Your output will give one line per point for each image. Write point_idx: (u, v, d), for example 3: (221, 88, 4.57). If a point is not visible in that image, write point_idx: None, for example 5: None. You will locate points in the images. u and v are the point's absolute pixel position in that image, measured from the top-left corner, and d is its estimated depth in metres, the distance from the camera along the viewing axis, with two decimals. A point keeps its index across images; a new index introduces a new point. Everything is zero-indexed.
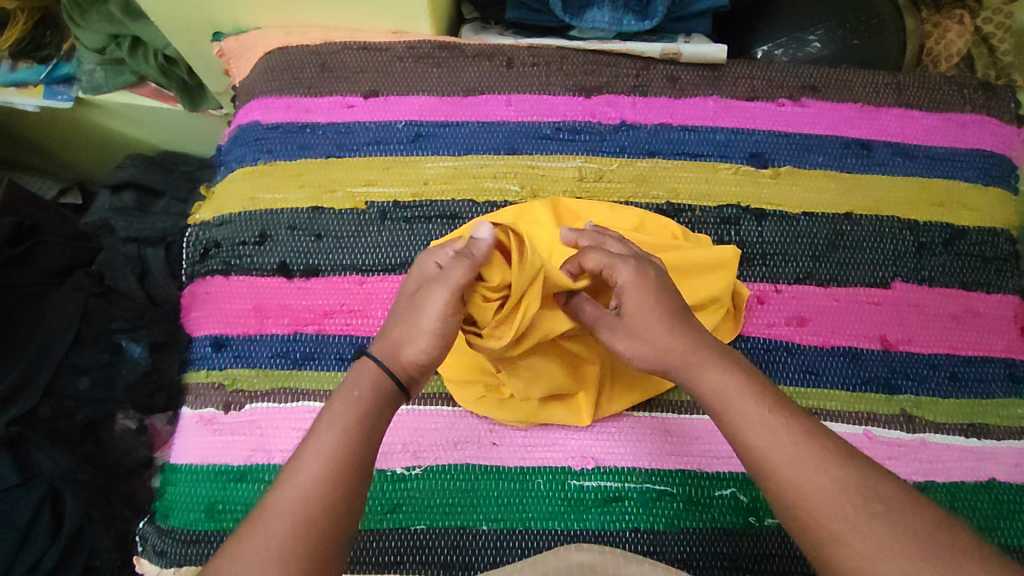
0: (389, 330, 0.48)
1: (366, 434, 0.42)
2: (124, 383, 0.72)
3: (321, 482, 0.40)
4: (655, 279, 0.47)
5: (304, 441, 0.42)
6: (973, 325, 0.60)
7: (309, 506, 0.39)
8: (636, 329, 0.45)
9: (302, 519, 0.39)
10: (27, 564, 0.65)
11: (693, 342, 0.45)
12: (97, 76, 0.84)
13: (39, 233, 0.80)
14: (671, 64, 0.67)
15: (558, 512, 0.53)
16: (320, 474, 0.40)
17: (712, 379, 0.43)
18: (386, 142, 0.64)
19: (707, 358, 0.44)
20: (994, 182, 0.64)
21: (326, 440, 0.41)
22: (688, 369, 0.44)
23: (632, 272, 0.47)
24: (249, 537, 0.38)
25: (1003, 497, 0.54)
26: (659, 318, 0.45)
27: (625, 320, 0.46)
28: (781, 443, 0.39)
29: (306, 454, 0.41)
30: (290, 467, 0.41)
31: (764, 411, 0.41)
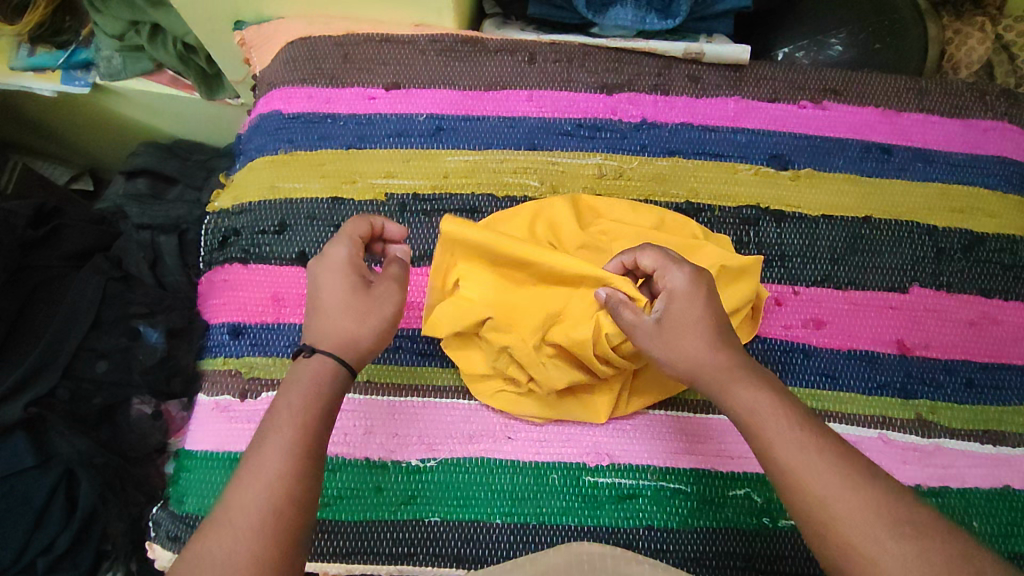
0: (314, 326, 0.46)
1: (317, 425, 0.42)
2: (141, 368, 0.73)
3: (276, 477, 0.39)
4: (705, 289, 0.46)
5: (254, 443, 0.41)
6: (991, 332, 0.60)
7: (266, 495, 0.38)
8: (672, 338, 0.45)
9: (261, 512, 0.38)
10: (41, 545, 0.65)
11: (729, 358, 0.44)
12: (115, 63, 0.85)
13: (59, 217, 0.80)
14: (694, 64, 0.67)
15: (571, 507, 0.54)
16: (275, 467, 0.39)
17: (744, 397, 0.42)
18: (407, 135, 0.64)
19: (740, 375, 0.43)
20: (1013, 190, 0.65)
21: (273, 438, 0.40)
22: (720, 386, 0.43)
23: (684, 278, 0.46)
24: (215, 534, 0.37)
25: (1015, 505, 0.54)
26: (699, 332, 0.45)
27: (661, 326, 0.45)
28: (813, 464, 0.39)
29: (268, 446, 0.40)
30: (248, 460, 0.40)
31: (792, 430, 0.41)
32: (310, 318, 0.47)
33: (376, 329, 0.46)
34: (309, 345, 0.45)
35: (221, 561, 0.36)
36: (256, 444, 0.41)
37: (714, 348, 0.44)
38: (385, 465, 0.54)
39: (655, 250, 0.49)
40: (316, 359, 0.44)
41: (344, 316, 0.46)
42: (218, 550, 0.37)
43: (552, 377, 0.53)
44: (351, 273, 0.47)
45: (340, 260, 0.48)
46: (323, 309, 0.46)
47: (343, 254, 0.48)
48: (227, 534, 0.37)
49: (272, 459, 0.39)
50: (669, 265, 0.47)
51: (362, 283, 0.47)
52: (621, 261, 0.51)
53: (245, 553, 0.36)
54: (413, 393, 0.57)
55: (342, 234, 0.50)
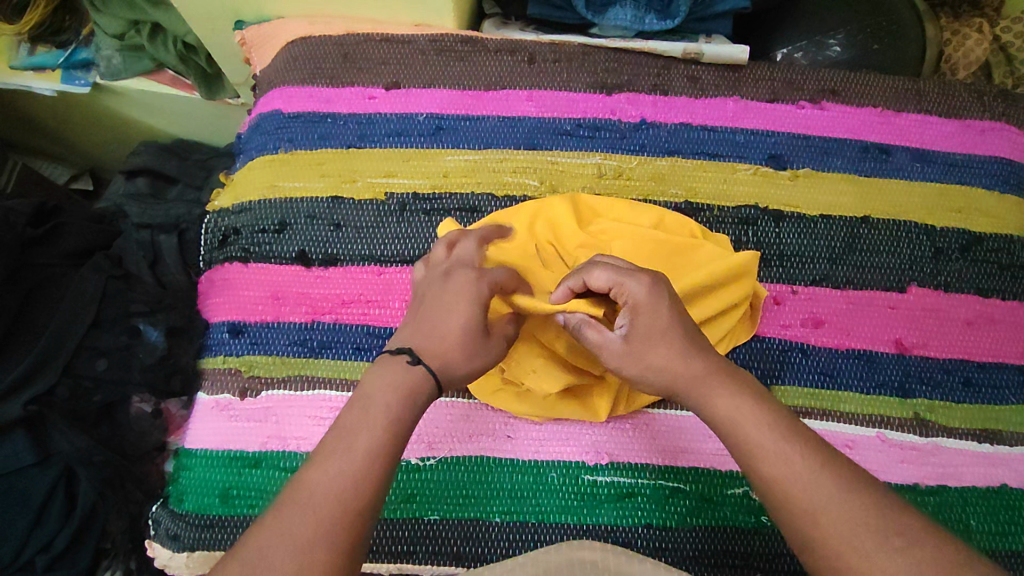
0: (425, 338, 0.44)
1: (401, 427, 0.40)
2: (140, 366, 0.72)
3: (359, 478, 0.38)
4: (666, 296, 0.46)
5: (334, 436, 0.40)
6: (988, 331, 0.60)
7: (345, 496, 0.37)
8: (641, 353, 0.45)
9: (339, 514, 0.36)
10: (40, 543, 0.66)
11: (705, 365, 0.44)
12: (114, 62, 0.84)
13: (60, 215, 0.80)
14: (693, 64, 0.68)
15: (571, 506, 0.54)
16: (355, 467, 0.38)
17: (723, 405, 0.43)
18: (408, 134, 0.64)
19: (718, 383, 0.44)
20: (1011, 190, 0.65)
21: (358, 437, 0.39)
22: (698, 396, 0.44)
23: (643, 289, 0.45)
24: (292, 516, 0.36)
25: (1013, 503, 0.55)
26: (670, 343, 0.45)
27: (631, 345, 0.45)
28: (795, 471, 0.39)
29: (358, 432, 0.39)
30: (336, 442, 0.39)
31: (775, 434, 0.41)
32: (422, 322, 0.45)
33: (472, 376, 0.45)
34: (416, 354, 0.43)
35: (299, 541, 0.35)
36: (348, 429, 0.40)
37: (688, 356, 0.44)
38: None
39: (604, 266, 0.47)
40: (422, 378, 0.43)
41: (457, 347, 0.44)
42: (296, 528, 0.36)
43: (536, 381, 0.54)
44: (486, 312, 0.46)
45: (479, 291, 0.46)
46: (446, 329, 0.45)
47: (484, 285, 0.46)
48: (306, 533, 0.36)
49: (356, 459, 0.38)
50: (625, 276, 0.46)
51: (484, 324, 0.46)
52: (568, 287, 0.49)
53: (323, 543, 0.35)
54: None
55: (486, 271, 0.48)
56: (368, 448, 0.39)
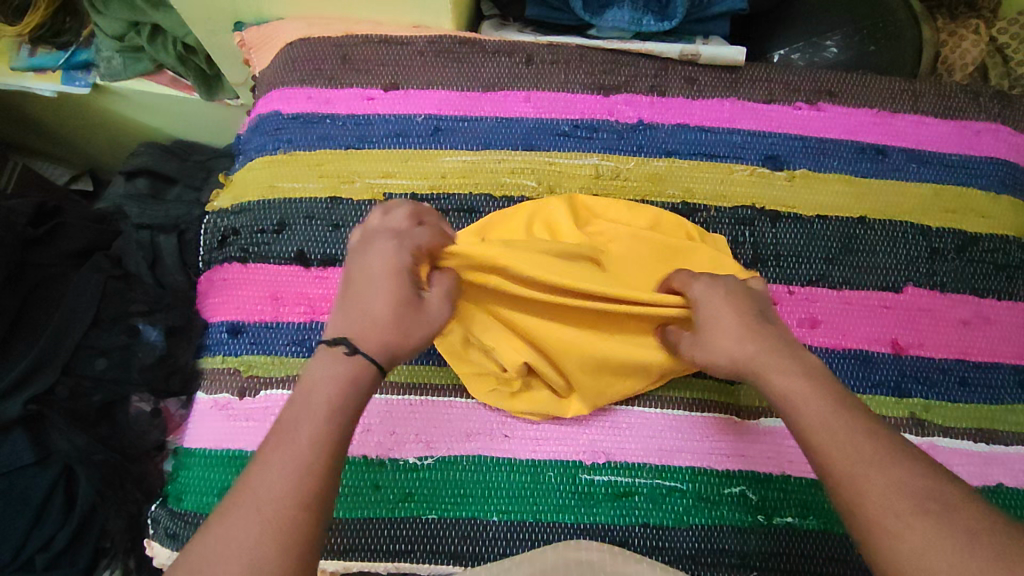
0: (351, 322, 0.44)
1: (343, 416, 0.41)
2: (139, 365, 0.73)
3: (304, 471, 0.38)
4: (727, 289, 0.49)
5: (277, 429, 0.40)
6: (984, 331, 0.60)
7: (291, 490, 0.37)
8: (708, 340, 0.48)
9: (283, 511, 0.36)
10: (40, 542, 0.66)
11: (763, 347, 0.45)
12: (115, 63, 0.85)
13: (60, 215, 0.81)
14: (690, 65, 0.68)
15: (569, 505, 0.54)
16: (300, 458, 0.38)
17: (778, 383, 0.44)
18: (406, 135, 0.65)
19: (775, 362, 0.44)
20: (1007, 191, 0.65)
21: (300, 429, 0.39)
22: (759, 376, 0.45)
23: (703, 286, 0.50)
24: (236, 516, 0.36)
25: (1009, 502, 0.55)
26: (730, 329, 0.47)
27: (698, 335, 0.49)
28: (842, 440, 0.39)
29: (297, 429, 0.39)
30: (276, 440, 0.39)
31: (823, 408, 0.41)
32: (343, 309, 0.45)
33: (415, 348, 0.46)
34: (352, 343, 0.43)
35: (246, 543, 0.35)
36: (287, 426, 0.40)
37: (744, 339, 0.46)
38: (384, 463, 0.55)
39: (683, 272, 0.53)
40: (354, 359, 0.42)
41: (390, 325, 0.44)
42: (238, 530, 0.36)
43: (507, 356, 0.54)
44: (408, 283, 0.46)
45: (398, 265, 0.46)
46: (369, 309, 0.44)
47: (403, 259, 0.47)
48: (252, 529, 0.36)
49: (296, 456, 0.38)
50: (691, 279, 0.51)
51: (414, 296, 0.46)
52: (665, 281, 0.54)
53: (268, 539, 0.35)
54: (410, 391, 0.57)
55: (403, 241, 0.48)
56: (309, 443, 0.39)
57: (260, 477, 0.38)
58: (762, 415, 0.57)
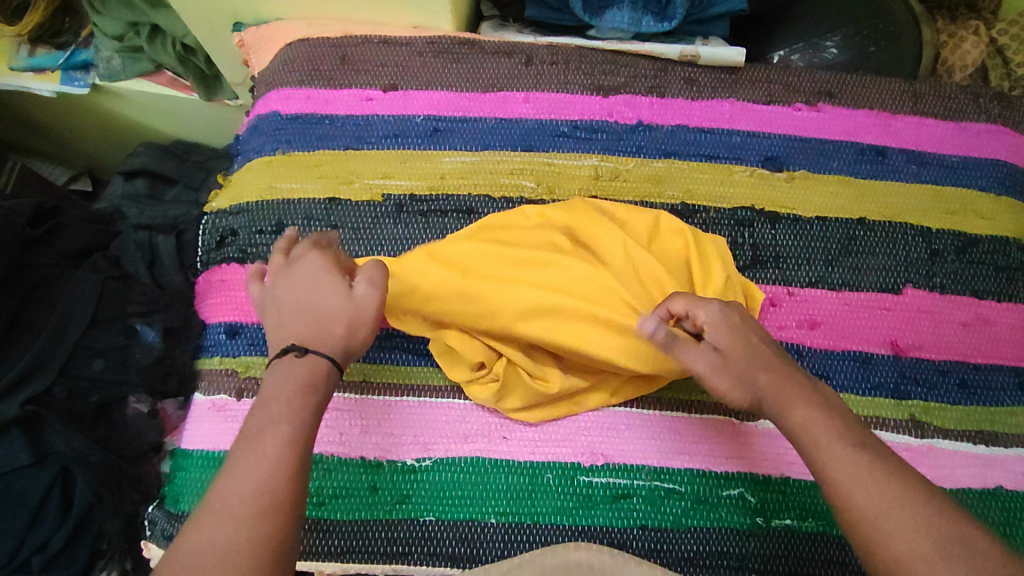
0: (291, 332, 0.45)
1: (307, 417, 0.41)
2: (137, 366, 0.73)
3: (270, 475, 0.38)
4: (740, 320, 0.47)
5: (244, 436, 0.40)
6: (984, 333, 0.60)
7: (261, 494, 0.38)
8: (731, 365, 0.46)
9: (258, 513, 0.37)
10: (35, 544, 0.66)
11: (781, 378, 0.45)
12: (114, 63, 0.85)
13: (59, 215, 0.81)
14: (689, 66, 0.68)
15: (566, 507, 0.54)
16: (267, 462, 0.39)
17: (800, 416, 0.43)
18: (405, 136, 0.64)
19: (793, 395, 0.44)
20: (1007, 192, 0.65)
21: (265, 433, 0.40)
22: (778, 407, 0.44)
23: (718, 310, 0.47)
24: (212, 520, 0.37)
25: (1009, 505, 0.55)
26: (749, 354, 0.46)
27: (719, 356, 0.46)
28: (860, 479, 0.39)
29: (263, 433, 0.40)
30: (244, 444, 0.40)
31: (847, 446, 0.41)
32: (276, 327, 0.46)
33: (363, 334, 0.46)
34: (301, 346, 0.44)
35: (225, 549, 0.36)
36: (253, 430, 0.40)
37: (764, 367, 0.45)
38: (381, 464, 0.55)
39: (680, 295, 0.49)
40: (307, 360, 0.43)
41: (330, 321, 0.45)
42: (215, 536, 0.36)
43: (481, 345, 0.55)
44: (335, 277, 0.47)
45: (323, 267, 0.47)
46: (304, 314, 0.45)
47: (326, 260, 0.48)
48: (227, 533, 0.36)
49: (265, 457, 0.39)
50: (701, 303, 0.47)
51: (343, 287, 0.46)
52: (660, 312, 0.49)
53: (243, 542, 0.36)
54: (408, 393, 0.57)
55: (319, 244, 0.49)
56: (276, 445, 0.40)
57: (228, 482, 0.38)
58: (762, 417, 0.56)
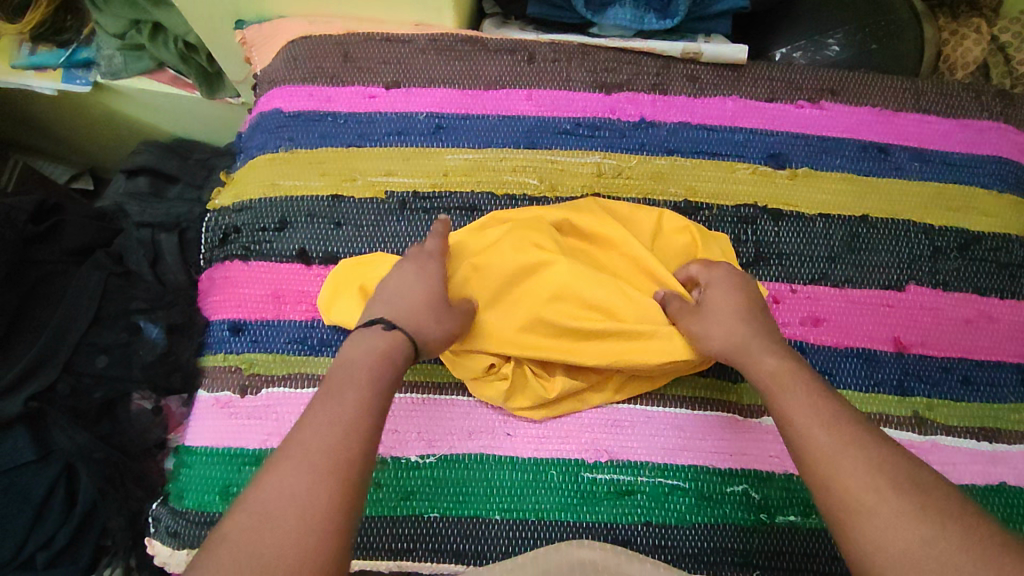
0: (389, 307, 0.49)
1: (380, 385, 0.43)
2: (141, 362, 0.73)
3: (349, 428, 0.39)
4: (741, 283, 0.53)
5: (323, 392, 0.42)
6: (986, 330, 0.60)
7: (335, 454, 0.38)
8: (710, 315, 0.51)
9: (333, 461, 0.38)
10: (40, 541, 0.66)
11: (751, 336, 0.49)
12: (116, 62, 0.85)
13: (61, 213, 0.81)
14: (691, 64, 0.68)
15: (570, 504, 0.54)
16: (346, 420, 0.40)
17: (768, 365, 0.47)
18: (407, 133, 0.65)
19: (759, 349, 0.48)
20: (1009, 189, 0.65)
21: (347, 390, 0.42)
22: (746, 358, 0.48)
23: (720, 274, 0.54)
24: (287, 464, 0.37)
25: (1013, 501, 0.55)
26: (732, 313, 0.51)
27: (703, 309, 0.52)
28: (818, 418, 0.41)
29: (342, 389, 0.42)
30: (323, 398, 0.41)
31: (809, 392, 0.43)
32: (377, 299, 0.51)
33: (441, 339, 0.50)
34: (390, 322, 0.48)
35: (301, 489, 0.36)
36: (331, 388, 0.42)
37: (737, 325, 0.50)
38: (385, 461, 0.55)
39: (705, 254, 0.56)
40: (390, 337, 0.47)
41: (426, 317, 0.49)
42: (294, 477, 0.37)
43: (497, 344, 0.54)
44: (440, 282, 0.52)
45: (436, 269, 0.53)
46: (404, 298, 0.50)
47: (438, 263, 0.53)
48: (305, 475, 0.37)
49: (344, 411, 0.40)
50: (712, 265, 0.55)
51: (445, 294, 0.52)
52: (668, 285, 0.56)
53: (321, 485, 0.37)
54: (411, 390, 0.57)
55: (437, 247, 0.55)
56: (355, 401, 0.41)
57: (298, 453, 0.38)
58: (765, 414, 0.57)
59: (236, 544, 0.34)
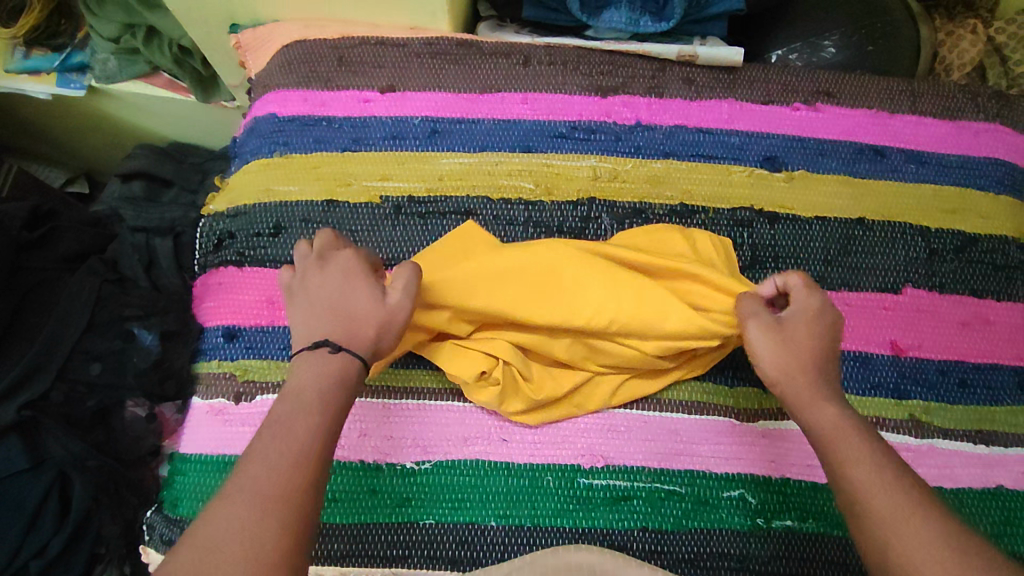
0: (326, 327, 0.46)
1: (333, 410, 0.43)
2: (135, 369, 0.71)
3: (298, 458, 0.40)
4: (829, 322, 0.50)
5: (269, 423, 0.42)
6: (983, 332, 0.60)
7: (285, 485, 0.39)
8: (787, 341, 0.49)
9: (281, 492, 0.38)
10: (33, 550, 0.66)
11: (817, 382, 0.47)
12: (110, 66, 0.85)
13: (56, 218, 0.80)
14: (687, 66, 0.68)
15: (567, 509, 0.54)
16: (296, 450, 0.40)
17: (827, 415, 0.46)
18: (402, 137, 0.64)
19: (821, 396, 0.47)
20: (1006, 191, 0.65)
21: (294, 419, 0.42)
22: (806, 403, 0.47)
23: (814, 301, 0.50)
24: (235, 497, 0.38)
25: (1009, 504, 0.55)
26: (806, 353, 0.48)
27: (783, 331, 0.49)
28: (883, 482, 0.41)
29: (289, 420, 0.42)
30: (270, 430, 0.41)
31: (874, 452, 0.43)
32: (309, 320, 0.47)
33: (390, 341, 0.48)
34: (335, 343, 0.45)
35: (247, 523, 0.37)
36: (278, 418, 0.42)
37: (805, 366, 0.48)
38: (380, 467, 0.54)
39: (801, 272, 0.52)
40: (341, 357, 0.45)
41: (365, 326, 0.47)
42: (243, 509, 0.37)
43: (498, 345, 0.54)
44: (370, 283, 0.49)
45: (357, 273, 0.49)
46: (336, 316, 0.47)
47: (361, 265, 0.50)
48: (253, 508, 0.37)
49: (293, 441, 0.41)
50: (807, 287, 0.51)
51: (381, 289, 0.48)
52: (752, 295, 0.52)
53: (270, 517, 0.37)
54: (407, 396, 0.57)
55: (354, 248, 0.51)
56: (306, 428, 0.41)
57: (250, 478, 0.39)
58: (763, 418, 0.57)
59: None
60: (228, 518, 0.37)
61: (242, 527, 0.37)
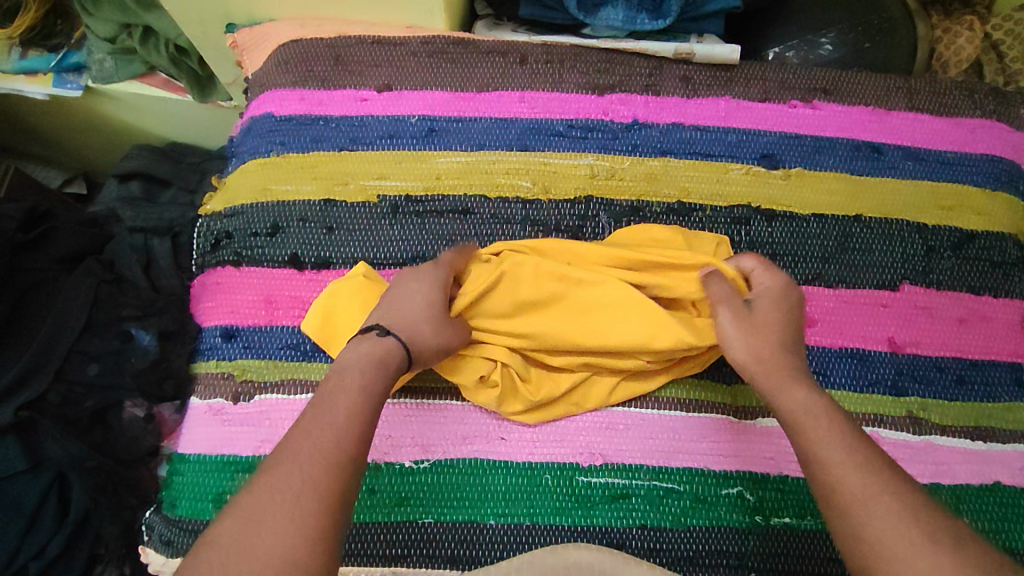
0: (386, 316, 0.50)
1: (371, 395, 0.44)
2: (133, 370, 0.71)
3: (340, 438, 0.40)
4: (793, 300, 0.53)
5: (316, 401, 0.43)
6: (981, 329, 0.60)
7: (324, 462, 0.39)
8: (753, 322, 0.51)
9: (320, 467, 0.39)
10: (32, 550, 0.66)
11: (785, 364, 0.48)
12: (106, 66, 0.84)
13: (53, 219, 0.80)
14: (683, 64, 0.68)
15: (565, 508, 0.54)
16: (336, 431, 0.41)
17: (798, 397, 0.46)
18: (398, 136, 0.64)
19: (790, 380, 0.47)
20: (1003, 187, 0.65)
21: (336, 400, 0.42)
22: (776, 387, 0.47)
23: (775, 284, 0.54)
24: (277, 471, 0.38)
25: (1007, 500, 0.55)
26: (773, 331, 0.50)
27: (751, 312, 0.52)
28: (852, 462, 0.41)
29: (331, 401, 0.42)
30: (312, 410, 0.42)
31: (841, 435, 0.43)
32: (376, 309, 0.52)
33: (433, 349, 0.50)
34: (384, 328, 0.49)
35: (290, 496, 0.37)
36: (322, 399, 0.43)
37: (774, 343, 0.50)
38: (379, 466, 0.54)
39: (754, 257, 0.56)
40: (388, 341, 0.48)
41: (418, 324, 0.50)
42: (283, 483, 0.38)
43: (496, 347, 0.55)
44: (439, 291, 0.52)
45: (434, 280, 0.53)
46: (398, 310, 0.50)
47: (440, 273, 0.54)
48: (295, 482, 0.38)
49: (335, 421, 0.41)
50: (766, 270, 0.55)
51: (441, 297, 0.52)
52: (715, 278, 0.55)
53: (312, 493, 0.37)
54: (406, 395, 0.57)
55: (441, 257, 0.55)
56: (346, 409, 0.42)
57: (289, 454, 0.39)
58: (761, 415, 0.57)
59: (222, 551, 0.35)
60: (270, 492, 0.37)
61: (282, 500, 0.37)
